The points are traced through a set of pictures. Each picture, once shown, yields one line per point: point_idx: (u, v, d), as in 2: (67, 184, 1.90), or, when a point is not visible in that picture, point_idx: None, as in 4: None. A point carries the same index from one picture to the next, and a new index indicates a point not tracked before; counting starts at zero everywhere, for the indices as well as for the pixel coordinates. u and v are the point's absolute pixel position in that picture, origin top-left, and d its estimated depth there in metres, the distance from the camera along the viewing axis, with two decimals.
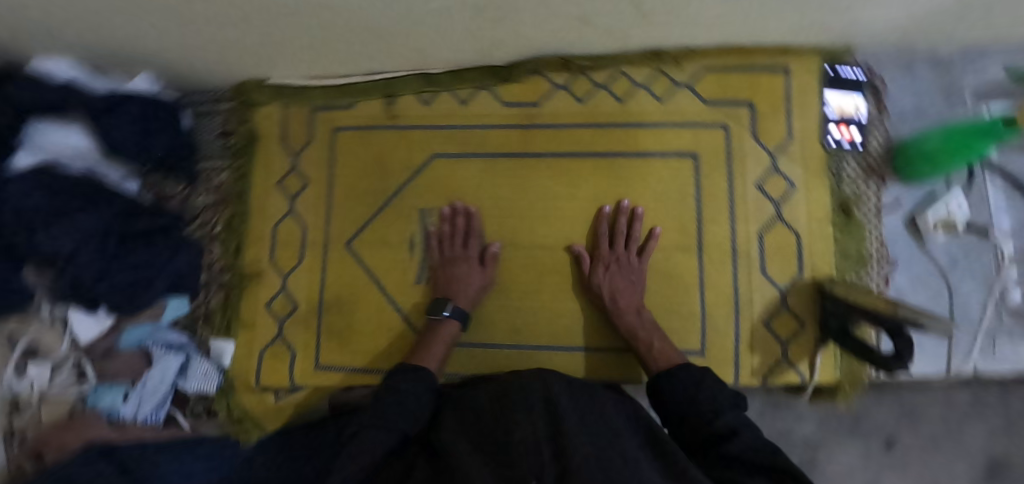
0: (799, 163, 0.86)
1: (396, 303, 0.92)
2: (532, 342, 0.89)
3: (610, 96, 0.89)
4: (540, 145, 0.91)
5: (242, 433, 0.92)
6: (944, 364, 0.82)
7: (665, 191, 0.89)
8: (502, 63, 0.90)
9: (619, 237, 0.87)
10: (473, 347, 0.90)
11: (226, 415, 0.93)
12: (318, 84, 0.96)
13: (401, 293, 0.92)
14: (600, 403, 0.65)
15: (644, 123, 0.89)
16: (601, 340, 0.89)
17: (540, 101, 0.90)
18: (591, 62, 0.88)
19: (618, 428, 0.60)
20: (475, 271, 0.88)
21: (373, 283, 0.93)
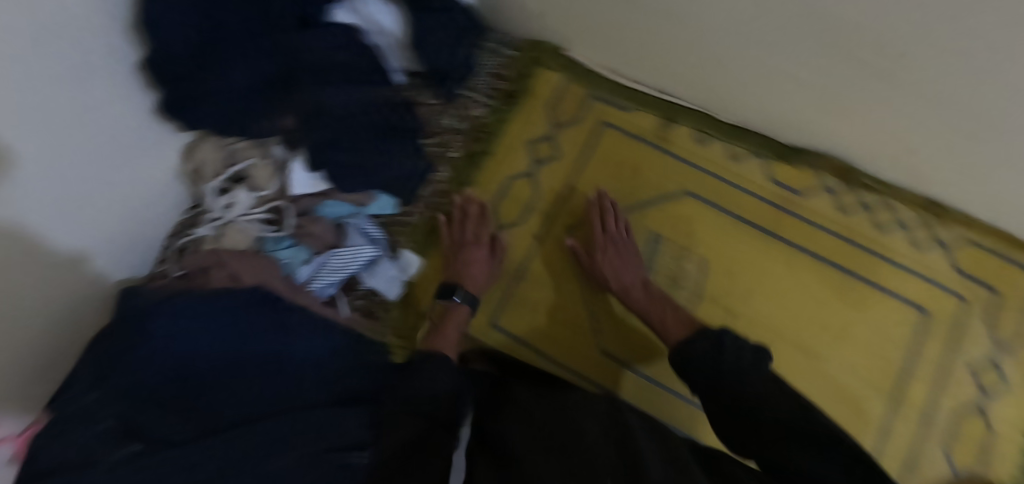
0: (1018, 367, 0.87)
1: (593, 303, 0.92)
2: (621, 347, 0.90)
3: (871, 221, 0.92)
4: (788, 231, 0.93)
5: (395, 347, 0.92)
6: None
7: (884, 330, 0.89)
8: (790, 144, 0.93)
9: (608, 215, 0.91)
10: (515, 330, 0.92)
11: (386, 323, 0.93)
12: (606, 75, 0.99)
13: (602, 297, 0.91)
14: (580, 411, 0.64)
15: (891, 259, 0.91)
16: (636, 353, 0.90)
17: (805, 193, 0.93)
18: (871, 183, 0.91)
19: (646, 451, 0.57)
20: (628, 256, 0.88)
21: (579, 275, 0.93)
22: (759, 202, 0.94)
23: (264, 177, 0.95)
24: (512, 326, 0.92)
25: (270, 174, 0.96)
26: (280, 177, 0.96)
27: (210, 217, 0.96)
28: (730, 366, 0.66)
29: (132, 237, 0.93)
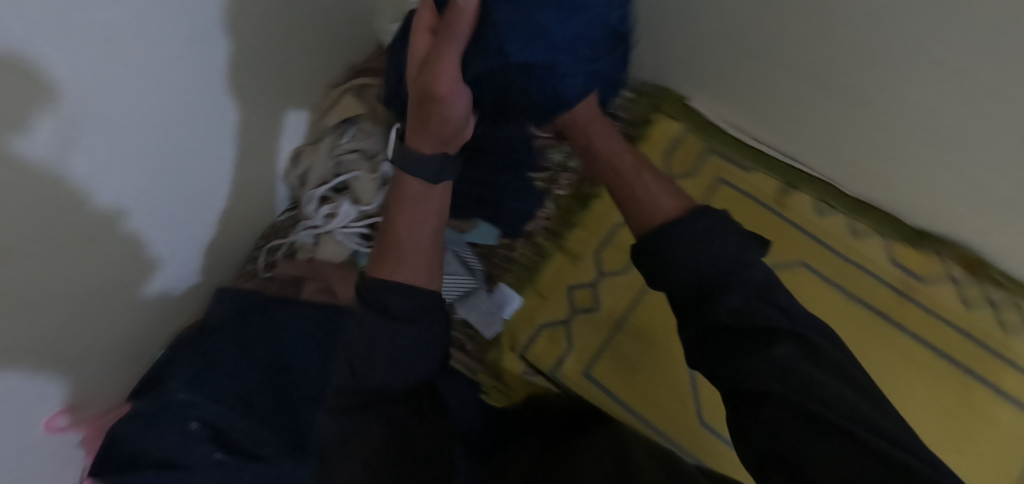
0: None
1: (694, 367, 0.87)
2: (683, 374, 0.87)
3: (994, 319, 0.87)
4: (903, 319, 0.89)
5: (490, 390, 0.85)
6: None
7: (999, 438, 0.84)
8: (919, 227, 0.88)
9: None
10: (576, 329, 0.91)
11: (483, 368, 0.87)
12: (729, 131, 0.95)
13: None
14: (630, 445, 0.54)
15: (1012, 363, 0.86)
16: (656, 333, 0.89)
17: (926, 280, 0.89)
18: (1003, 281, 0.86)
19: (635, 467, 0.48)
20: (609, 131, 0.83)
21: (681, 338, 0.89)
22: (878, 284, 0.90)
23: (366, 191, 0.94)
24: (607, 381, 0.88)
25: (371, 193, 0.94)
26: (381, 193, 0.94)
27: (304, 223, 0.94)
28: (698, 284, 0.52)
29: (182, 227, 0.77)
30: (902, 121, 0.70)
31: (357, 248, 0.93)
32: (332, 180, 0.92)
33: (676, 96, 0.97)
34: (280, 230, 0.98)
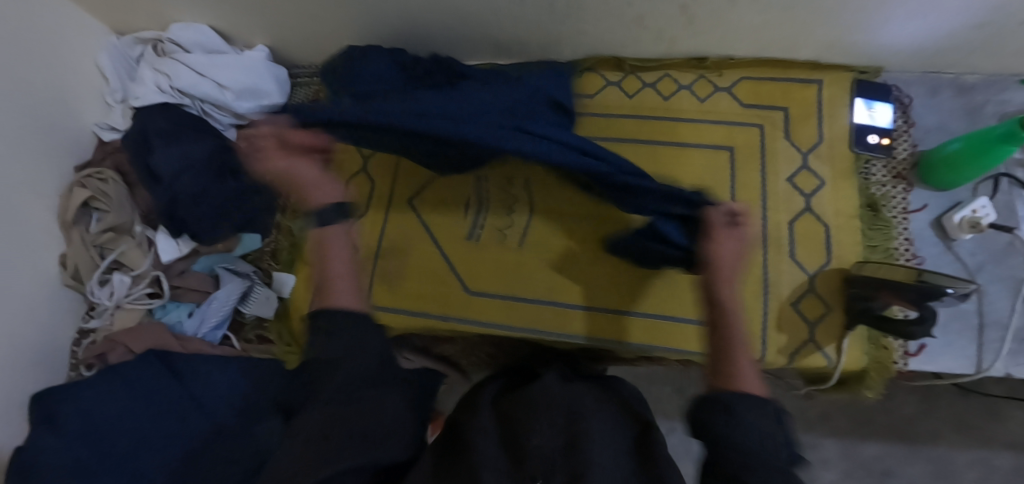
0: (828, 163, 0.95)
1: (445, 252, 0.98)
2: (566, 300, 0.94)
3: (656, 94, 1.02)
4: (592, 131, 1.03)
5: (289, 354, 1.01)
6: (972, 362, 0.85)
7: (702, 176, 0.97)
8: (562, 59, 1.04)
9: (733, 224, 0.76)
10: (608, 312, 0.93)
11: (278, 341, 1.02)
12: None
13: (451, 245, 0.98)
14: (583, 400, 0.79)
15: (684, 118, 1.00)
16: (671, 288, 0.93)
17: (592, 94, 1.04)
18: (641, 64, 1.02)
19: (584, 407, 0.77)
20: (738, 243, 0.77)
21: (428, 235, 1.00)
22: None
23: (136, 257, 1.03)
24: (383, 301, 0.98)
25: (142, 255, 1.04)
26: (151, 254, 1.04)
27: (98, 309, 1.03)
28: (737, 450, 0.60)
29: None
30: None
31: (148, 306, 1.01)
32: (101, 262, 1.02)
33: None
34: (84, 332, 1.05)
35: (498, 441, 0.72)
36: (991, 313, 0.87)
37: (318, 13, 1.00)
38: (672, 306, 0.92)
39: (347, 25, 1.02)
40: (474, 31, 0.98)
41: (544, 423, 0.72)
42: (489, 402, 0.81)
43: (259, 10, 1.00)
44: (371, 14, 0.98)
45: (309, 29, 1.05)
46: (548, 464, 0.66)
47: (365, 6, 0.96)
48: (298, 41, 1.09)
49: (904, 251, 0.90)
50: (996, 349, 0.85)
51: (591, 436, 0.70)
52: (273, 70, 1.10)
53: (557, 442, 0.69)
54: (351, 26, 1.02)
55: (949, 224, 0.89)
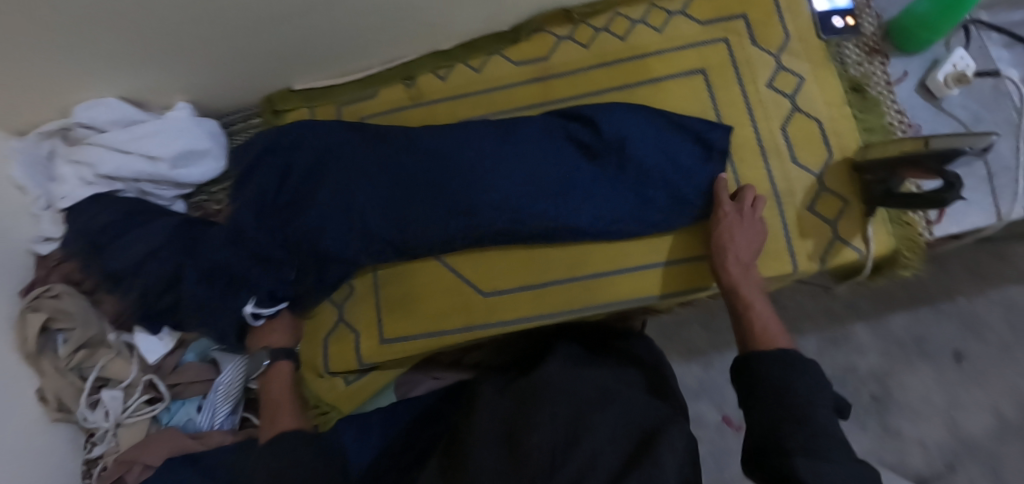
0: (803, 58, 0.92)
1: (452, 265, 0.93)
2: (591, 272, 0.89)
3: (612, 36, 0.96)
4: (558, 92, 0.95)
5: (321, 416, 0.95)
6: (992, 211, 0.85)
7: (684, 107, 0.92)
8: (507, 28, 0.98)
9: None
10: (632, 269, 0.88)
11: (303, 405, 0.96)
12: (338, 82, 1.02)
13: (460, 255, 0.93)
14: (581, 381, 0.80)
15: (650, 53, 0.95)
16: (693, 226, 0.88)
17: (548, 54, 0.96)
18: (588, 10, 0.96)
19: (593, 398, 0.77)
20: None
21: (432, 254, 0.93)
22: (521, 87, 0.96)
23: (120, 366, 0.94)
24: (395, 331, 0.93)
25: (127, 363, 0.94)
26: (135, 359, 0.95)
27: (98, 434, 0.93)
28: None
29: None
30: None
31: (152, 412, 0.93)
32: (85, 383, 0.93)
33: (279, 93, 1.03)
34: (90, 461, 0.95)
35: (497, 441, 0.75)
36: (997, 160, 0.87)
37: (238, 47, 0.91)
38: (688, 246, 0.88)
39: (273, 52, 0.94)
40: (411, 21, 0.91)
41: (544, 417, 0.74)
42: (492, 394, 0.83)
43: (172, 61, 0.91)
44: (295, 33, 0.90)
45: (231, 69, 0.96)
46: (545, 465, 0.68)
47: (287, 25, 0.88)
48: (223, 85, 0.99)
49: (900, 124, 0.88)
50: (1012, 193, 0.85)
51: (592, 431, 0.71)
52: (205, 124, 1.00)
53: (555, 440, 0.70)
54: (275, 50, 0.94)
55: (935, 85, 0.88)
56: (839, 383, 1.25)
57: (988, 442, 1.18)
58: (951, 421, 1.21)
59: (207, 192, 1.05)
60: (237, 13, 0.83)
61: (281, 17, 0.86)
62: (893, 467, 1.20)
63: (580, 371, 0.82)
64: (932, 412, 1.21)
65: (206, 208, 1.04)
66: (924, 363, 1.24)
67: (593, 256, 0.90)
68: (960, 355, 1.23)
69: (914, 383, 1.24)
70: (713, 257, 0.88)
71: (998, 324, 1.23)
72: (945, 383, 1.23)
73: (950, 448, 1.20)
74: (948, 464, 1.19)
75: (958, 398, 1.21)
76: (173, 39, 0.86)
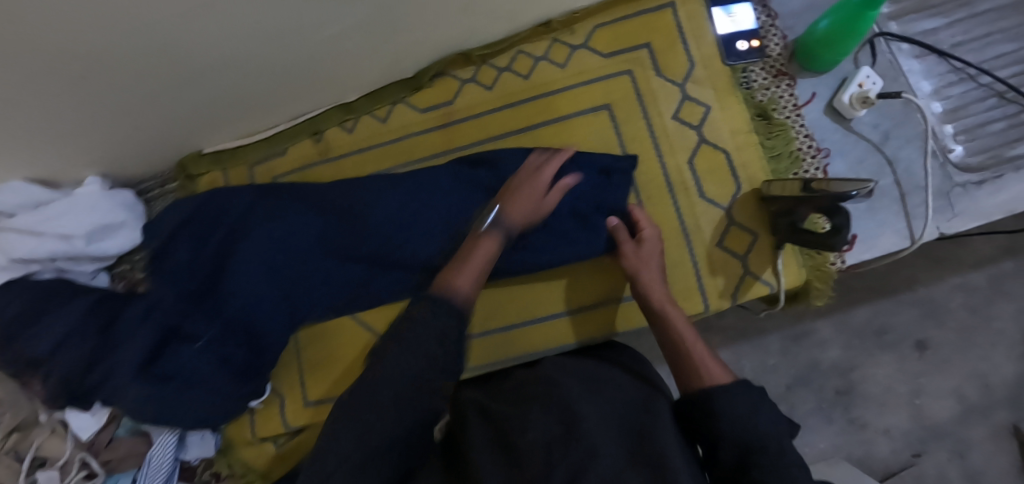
0: (707, 86, 0.90)
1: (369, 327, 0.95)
2: (503, 322, 0.91)
3: (515, 75, 0.94)
4: (462, 138, 0.94)
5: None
6: (905, 234, 0.83)
7: (590, 145, 0.90)
8: (409, 75, 0.95)
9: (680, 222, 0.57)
10: (544, 318, 0.91)
11: (236, 472, 0.98)
12: (249, 141, 1.00)
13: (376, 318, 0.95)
14: (568, 374, 0.68)
15: (553, 91, 0.93)
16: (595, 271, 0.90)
17: (452, 99, 0.94)
18: (489, 50, 0.94)
19: (597, 388, 0.66)
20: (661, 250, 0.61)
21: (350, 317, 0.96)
22: (425, 136, 0.95)
23: (55, 445, 0.95)
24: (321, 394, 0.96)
25: (61, 442, 0.95)
26: (70, 437, 0.95)
27: None
28: None
29: None
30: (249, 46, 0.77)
31: None
32: (20, 466, 0.94)
33: (190, 156, 1.01)
34: None
35: (487, 442, 0.62)
36: (908, 179, 0.85)
37: (128, 120, 0.87)
38: (594, 290, 0.91)
39: (170, 123, 0.91)
40: (306, 79, 0.89)
41: (535, 411, 0.62)
42: (473, 399, 0.71)
43: (70, 141, 0.89)
44: (187, 105, 0.87)
45: (134, 141, 0.93)
46: (540, 464, 0.56)
47: (176, 97, 0.84)
48: (131, 156, 0.98)
49: (808, 149, 0.86)
50: (923, 213, 0.83)
51: (584, 417, 0.59)
52: (118, 196, 0.99)
53: (552, 433, 0.58)
54: (172, 121, 0.90)
55: (843, 106, 0.85)
56: (803, 380, 1.13)
57: (953, 427, 1.10)
58: (915, 411, 1.11)
59: (129, 261, 1.04)
60: (118, 94, 0.80)
61: (167, 92, 0.82)
62: (862, 462, 1.11)
63: (564, 365, 0.71)
64: (898, 404, 1.11)
65: (131, 278, 1.05)
66: (885, 355, 1.12)
67: (507, 309, 0.91)
68: (922, 343, 1.12)
69: (879, 375, 1.12)
70: (623, 301, 0.90)
71: (959, 310, 1.11)
72: (906, 373, 1.12)
73: (917, 437, 1.10)
74: (916, 454, 1.10)
75: (921, 387, 1.11)
76: (59, 122, 0.83)
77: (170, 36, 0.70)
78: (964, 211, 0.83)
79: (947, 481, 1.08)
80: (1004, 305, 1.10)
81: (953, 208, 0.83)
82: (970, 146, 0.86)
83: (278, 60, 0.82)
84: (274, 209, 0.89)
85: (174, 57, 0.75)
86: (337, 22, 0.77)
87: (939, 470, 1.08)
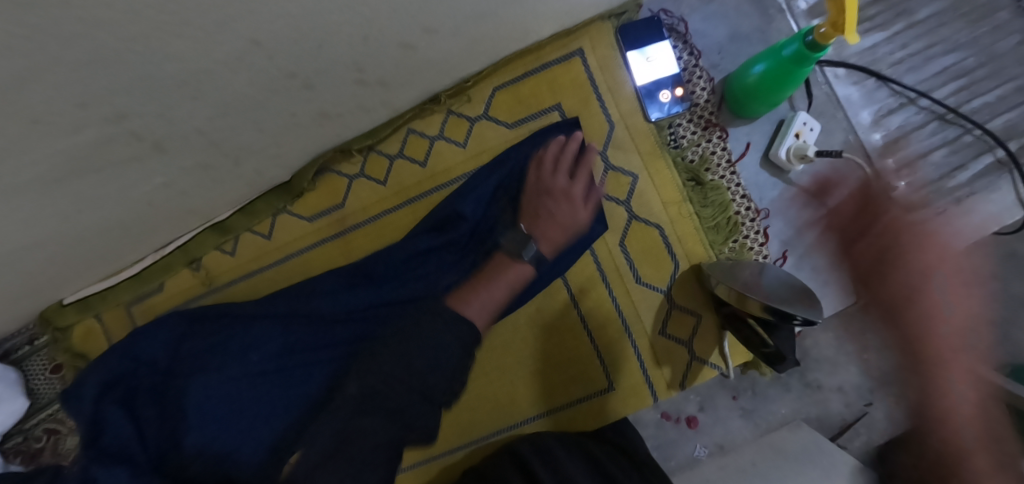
0: (630, 151, 0.79)
1: None
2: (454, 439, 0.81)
3: (411, 162, 0.82)
4: (363, 246, 0.83)
5: None
6: (851, 291, 0.78)
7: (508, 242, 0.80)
8: (284, 180, 0.82)
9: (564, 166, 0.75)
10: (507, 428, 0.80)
11: None
12: (117, 280, 0.87)
13: None
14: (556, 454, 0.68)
15: (454, 178, 0.81)
16: (549, 369, 0.80)
17: (342, 201, 0.83)
18: (373, 139, 0.80)
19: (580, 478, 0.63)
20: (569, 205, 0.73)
21: None
22: (321, 247, 0.84)
23: None
24: None
25: None
26: None
27: None
28: None
29: None
30: (60, 218, 0.64)
31: None
32: None
33: (51, 308, 0.87)
34: None
35: None
36: None
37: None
38: (555, 391, 0.80)
39: (12, 294, 0.77)
40: (156, 214, 0.75)
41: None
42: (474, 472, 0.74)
43: None
44: (23, 278, 0.74)
45: None
46: None
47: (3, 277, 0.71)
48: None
49: (747, 212, 0.78)
50: None
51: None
52: None
53: None
54: (14, 291, 0.77)
55: (779, 160, 0.77)
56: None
57: (897, 373, 1.00)
58: (864, 365, 1.00)
59: (21, 432, 0.90)
60: None
61: None
62: (816, 422, 1.00)
63: (553, 451, 0.68)
64: (846, 360, 1.00)
65: (28, 449, 0.91)
66: (829, 319, 1.01)
67: (445, 431, 0.80)
68: (865, 302, 1.00)
69: (826, 339, 1.01)
70: (571, 407, 0.80)
71: None
72: (851, 332, 1.00)
73: (865, 388, 1.00)
74: (867, 404, 1.00)
75: (867, 342, 1.00)
76: None
77: None
78: None
79: (896, 425, 0.99)
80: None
81: None
82: (912, 180, 0.80)
83: (111, 214, 0.69)
84: None
85: None
86: (161, 174, 0.65)
87: (887, 414, 0.99)
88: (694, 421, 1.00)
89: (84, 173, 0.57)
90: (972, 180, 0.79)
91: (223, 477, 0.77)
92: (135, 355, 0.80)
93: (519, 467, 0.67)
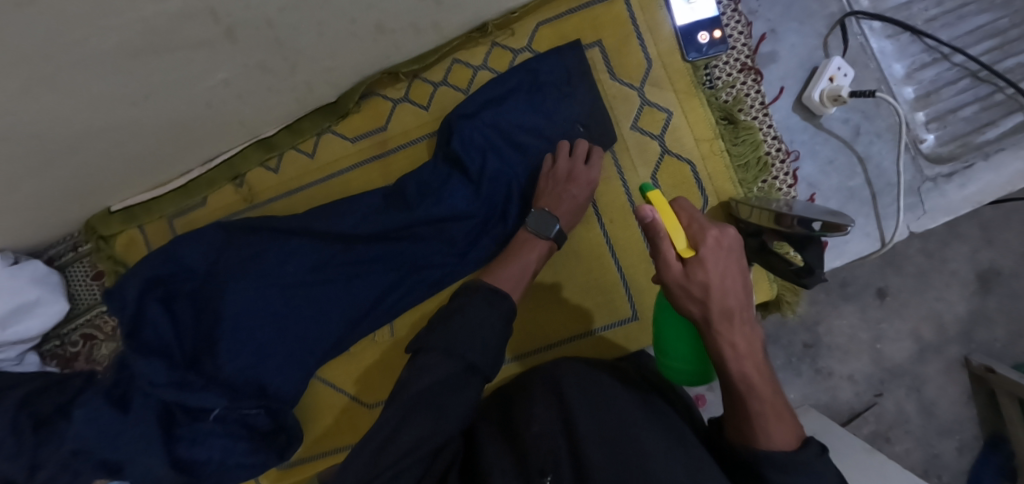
0: (667, 88, 0.81)
1: (343, 388, 0.89)
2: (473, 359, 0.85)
3: (453, 90, 0.86)
4: (399, 169, 0.87)
5: None
6: (876, 237, 0.80)
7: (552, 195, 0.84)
8: (331, 101, 0.86)
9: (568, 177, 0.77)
10: (529, 355, 0.84)
11: None
12: (162, 193, 0.90)
13: (349, 380, 0.89)
14: (573, 369, 0.67)
15: None
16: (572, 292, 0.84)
17: (384, 123, 0.87)
18: (419, 64, 0.84)
19: (607, 392, 0.63)
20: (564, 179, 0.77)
21: (330, 387, 0.89)
22: (360, 170, 0.88)
23: None
24: (303, 455, 0.89)
25: None
26: None
27: None
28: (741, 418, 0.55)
29: None
30: (126, 104, 0.66)
31: None
32: None
33: (97, 216, 0.90)
34: None
35: (494, 433, 0.62)
36: (879, 177, 0.80)
37: (11, 199, 0.74)
38: (577, 321, 0.84)
39: (68, 188, 0.79)
40: (213, 123, 0.78)
41: (537, 400, 0.63)
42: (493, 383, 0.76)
43: None
44: (83, 168, 0.76)
45: (40, 218, 0.82)
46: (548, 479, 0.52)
47: (65, 166, 0.74)
48: (41, 232, 0.87)
49: (777, 153, 0.80)
50: (895, 212, 0.80)
51: (585, 395, 0.61)
52: (27, 270, 0.86)
53: (557, 405, 0.61)
54: (71, 185, 0.79)
55: (812, 103, 0.79)
56: (769, 334, 1.00)
57: (908, 366, 0.98)
58: (876, 355, 0.99)
59: (58, 336, 0.94)
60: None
61: (53, 166, 0.72)
62: (826, 409, 0.99)
63: (570, 367, 0.68)
64: (859, 349, 0.99)
65: (65, 355, 0.94)
66: (846, 304, 0.99)
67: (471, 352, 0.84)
68: (882, 291, 0.98)
69: (841, 325, 0.99)
70: (594, 335, 0.83)
71: (917, 255, 0.98)
72: (866, 320, 0.99)
73: (875, 378, 0.99)
74: (877, 394, 0.99)
75: (880, 332, 0.98)
76: None
77: (28, 111, 0.60)
78: (933, 207, 0.81)
79: (904, 418, 0.98)
80: (958, 246, 0.98)
81: (923, 206, 0.81)
82: (940, 135, 0.82)
83: (174, 112, 0.72)
84: (243, 265, 0.79)
85: (36, 125, 0.63)
86: (225, 68, 0.67)
87: (896, 406, 0.98)
88: (702, 400, 1.01)
89: (156, 58, 0.60)
90: (1001, 137, 0.81)
91: (252, 380, 0.79)
92: (173, 259, 0.80)
93: (538, 378, 0.68)
